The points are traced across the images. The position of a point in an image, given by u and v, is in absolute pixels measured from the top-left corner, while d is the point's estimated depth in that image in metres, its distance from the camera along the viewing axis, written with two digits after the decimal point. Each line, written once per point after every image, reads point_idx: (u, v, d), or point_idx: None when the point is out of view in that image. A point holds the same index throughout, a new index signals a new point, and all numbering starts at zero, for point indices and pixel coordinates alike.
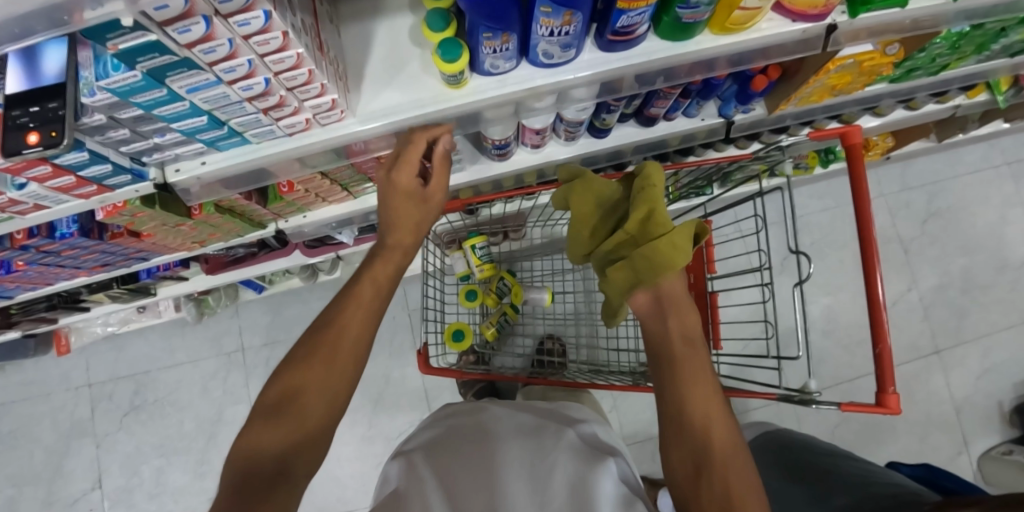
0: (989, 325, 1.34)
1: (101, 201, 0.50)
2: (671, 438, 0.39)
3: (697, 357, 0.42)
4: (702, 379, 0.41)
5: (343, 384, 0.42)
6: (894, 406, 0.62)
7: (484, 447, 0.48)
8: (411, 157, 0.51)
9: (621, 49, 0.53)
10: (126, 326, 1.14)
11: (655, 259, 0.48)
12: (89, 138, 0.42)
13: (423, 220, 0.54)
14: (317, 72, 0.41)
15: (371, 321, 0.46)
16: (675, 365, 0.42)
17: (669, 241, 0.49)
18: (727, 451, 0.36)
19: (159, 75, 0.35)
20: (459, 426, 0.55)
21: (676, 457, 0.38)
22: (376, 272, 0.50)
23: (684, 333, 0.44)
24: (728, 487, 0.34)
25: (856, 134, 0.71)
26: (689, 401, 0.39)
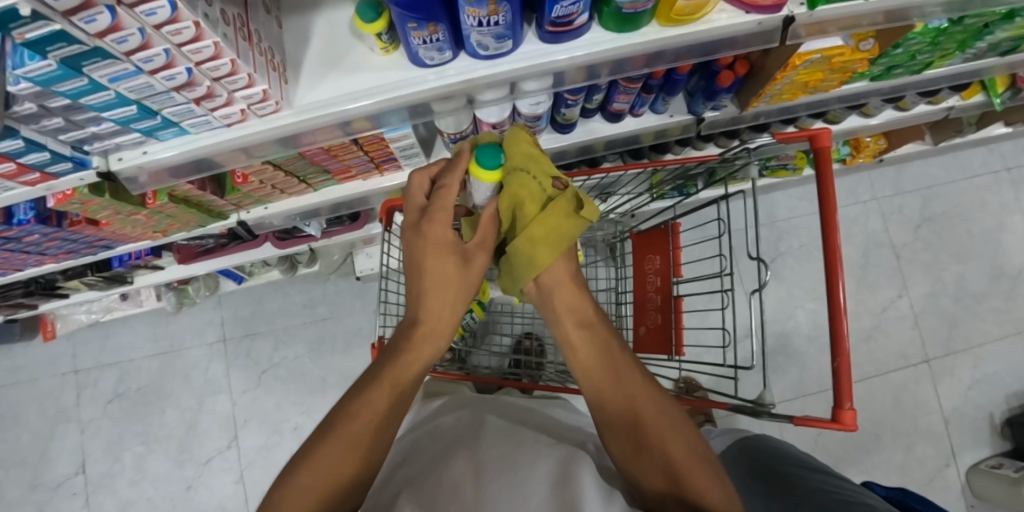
0: (982, 335, 1.30)
1: (48, 189, 0.51)
2: (608, 431, 0.44)
3: (597, 335, 0.50)
4: (609, 357, 0.49)
5: (360, 455, 0.41)
6: (849, 422, 0.60)
7: (467, 449, 0.49)
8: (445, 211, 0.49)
9: (566, 40, 0.52)
10: (109, 314, 1.18)
11: (525, 257, 0.51)
12: (24, 126, 0.43)
13: (461, 282, 0.50)
14: (240, 62, 0.41)
15: (398, 400, 0.46)
16: (588, 363, 0.49)
17: (529, 238, 0.50)
18: (655, 420, 0.43)
19: (75, 65, 0.36)
20: (445, 439, 0.54)
21: (617, 446, 0.43)
22: (400, 370, 0.47)
23: (580, 316, 0.51)
24: (667, 453, 0.40)
25: (825, 137, 0.67)
26: (608, 395, 0.46)
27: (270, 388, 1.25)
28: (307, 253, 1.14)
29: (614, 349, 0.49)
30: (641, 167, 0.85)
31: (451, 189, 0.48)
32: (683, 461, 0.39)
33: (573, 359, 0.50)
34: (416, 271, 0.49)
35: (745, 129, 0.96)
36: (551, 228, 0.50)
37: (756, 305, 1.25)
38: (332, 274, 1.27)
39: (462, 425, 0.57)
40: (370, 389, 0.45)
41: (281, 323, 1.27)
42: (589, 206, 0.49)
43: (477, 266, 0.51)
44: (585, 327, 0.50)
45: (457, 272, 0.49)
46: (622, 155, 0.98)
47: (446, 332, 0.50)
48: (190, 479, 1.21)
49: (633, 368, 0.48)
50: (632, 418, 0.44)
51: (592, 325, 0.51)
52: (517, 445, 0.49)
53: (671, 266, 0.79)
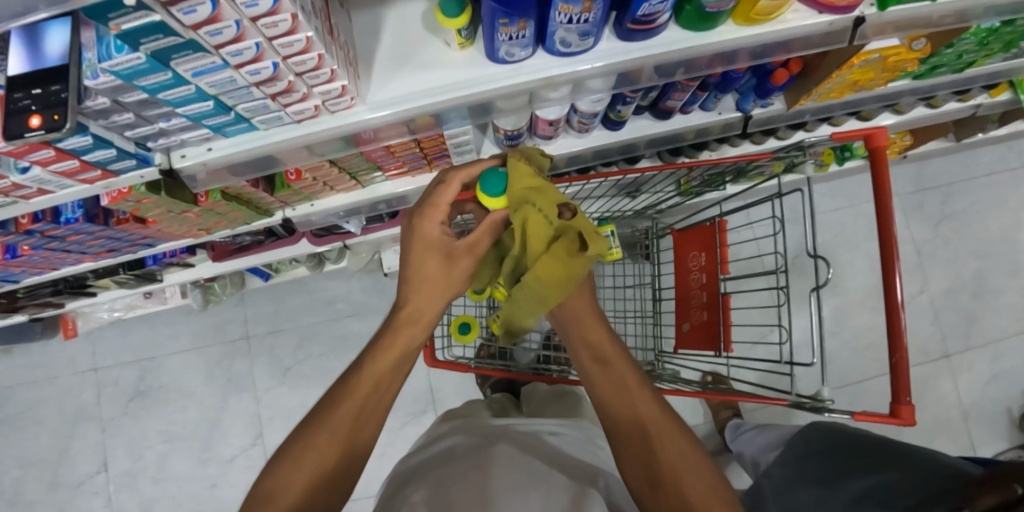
0: (1000, 330, 1.32)
1: (106, 186, 0.49)
2: (626, 466, 0.41)
3: (610, 366, 0.47)
4: (620, 384, 0.46)
5: (337, 448, 0.39)
6: (909, 417, 0.59)
7: (469, 469, 0.48)
8: (439, 203, 0.47)
9: (641, 39, 0.50)
10: (131, 312, 1.16)
11: (536, 293, 0.52)
12: (93, 122, 0.41)
13: (444, 279, 0.47)
14: (327, 57, 0.39)
15: (383, 391, 0.43)
16: (602, 394, 0.46)
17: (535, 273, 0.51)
18: (669, 451, 0.39)
19: (164, 57, 0.34)
20: (454, 462, 0.52)
21: (635, 486, 0.40)
22: (378, 365, 0.44)
23: (593, 348, 0.49)
24: (683, 488, 0.37)
25: (881, 136, 0.66)
26: (620, 425, 0.43)
27: (294, 385, 1.23)
28: (337, 250, 1.12)
29: (627, 376, 0.46)
30: (681, 167, 0.83)
31: (448, 187, 0.47)
32: (699, 496, 0.36)
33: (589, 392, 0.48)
34: (405, 262, 0.48)
35: (783, 127, 0.95)
36: (562, 263, 0.50)
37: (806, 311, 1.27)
38: (358, 270, 1.25)
39: (466, 449, 0.55)
40: (352, 382, 0.43)
41: (305, 320, 1.26)
42: (597, 243, 0.49)
43: (462, 267, 0.48)
44: (600, 360, 0.48)
45: (437, 269, 0.47)
46: (659, 153, 0.97)
47: (425, 324, 0.47)
48: (214, 477, 1.20)
49: (645, 394, 0.45)
50: (648, 449, 0.40)
51: (608, 358, 0.48)
52: (520, 469, 0.48)
53: (718, 263, 0.79)
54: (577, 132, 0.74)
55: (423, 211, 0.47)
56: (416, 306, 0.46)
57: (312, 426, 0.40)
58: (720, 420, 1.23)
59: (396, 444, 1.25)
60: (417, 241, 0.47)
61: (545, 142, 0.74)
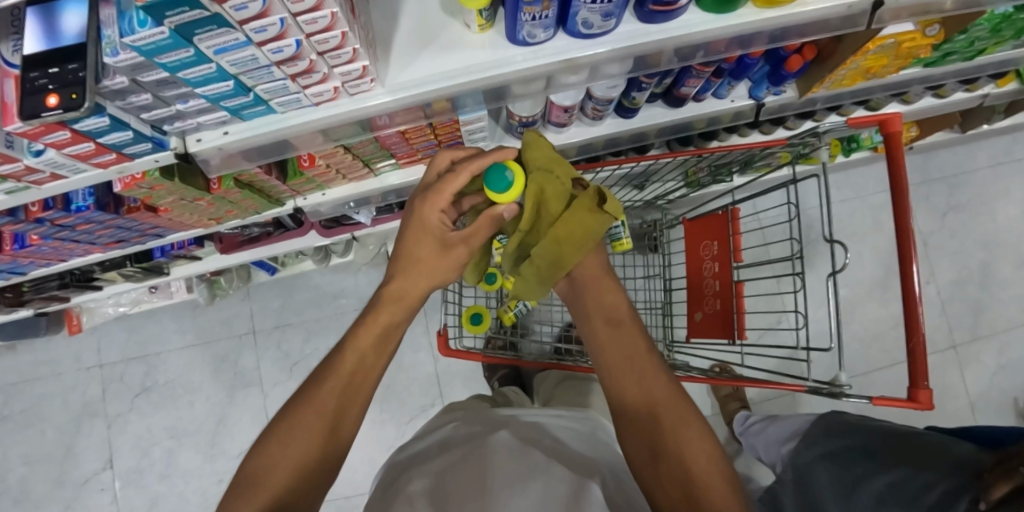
0: (1005, 321, 1.37)
1: (119, 171, 0.48)
2: (628, 434, 0.42)
3: (623, 336, 0.49)
4: (632, 354, 0.47)
5: (326, 425, 0.41)
6: (926, 401, 0.59)
7: (463, 459, 0.48)
8: (444, 191, 0.47)
9: (661, 21, 0.50)
10: (137, 307, 1.15)
11: (553, 255, 0.53)
12: (110, 103, 0.40)
13: (436, 264, 0.51)
14: (350, 35, 0.39)
15: (367, 370, 0.45)
16: (612, 363, 0.47)
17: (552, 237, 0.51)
18: (673, 424, 0.40)
19: (187, 33, 0.33)
20: (458, 454, 0.50)
21: (636, 454, 0.41)
22: (359, 344, 0.47)
23: (608, 319, 0.50)
24: (687, 466, 0.36)
25: (896, 122, 0.66)
26: (630, 394, 0.44)
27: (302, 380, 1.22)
28: (344, 243, 1.11)
29: (643, 353, 0.47)
30: (689, 155, 0.83)
31: (458, 176, 0.46)
32: (700, 471, 0.36)
33: (598, 360, 0.49)
34: (403, 237, 0.51)
35: (793, 116, 0.95)
36: (577, 225, 0.50)
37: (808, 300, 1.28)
38: (365, 264, 1.24)
39: (462, 437, 0.55)
40: (336, 368, 0.44)
41: (313, 314, 1.25)
42: (612, 201, 0.49)
43: (456, 255, 0.51)
44: (615, 328, 0.49)
45: (433, 254, 0.50)
46: (669, 142, 0.96)
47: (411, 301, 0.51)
48: (222, 472, 1.19)
49: (657, 368, 0.46)
50: (652, 420, 0.41)
51: (622, 327, 0.49)
52: (515, 452, 0.49)
53: (730, 252, 0.78)
54: (590, 120, 0.74)
55: (428, 196, 0.48)
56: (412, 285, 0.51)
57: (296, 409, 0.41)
58: (728, 411, 1.23)
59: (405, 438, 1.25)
60: (416, 223, 0.49)
61: (559, 129, 0.74)
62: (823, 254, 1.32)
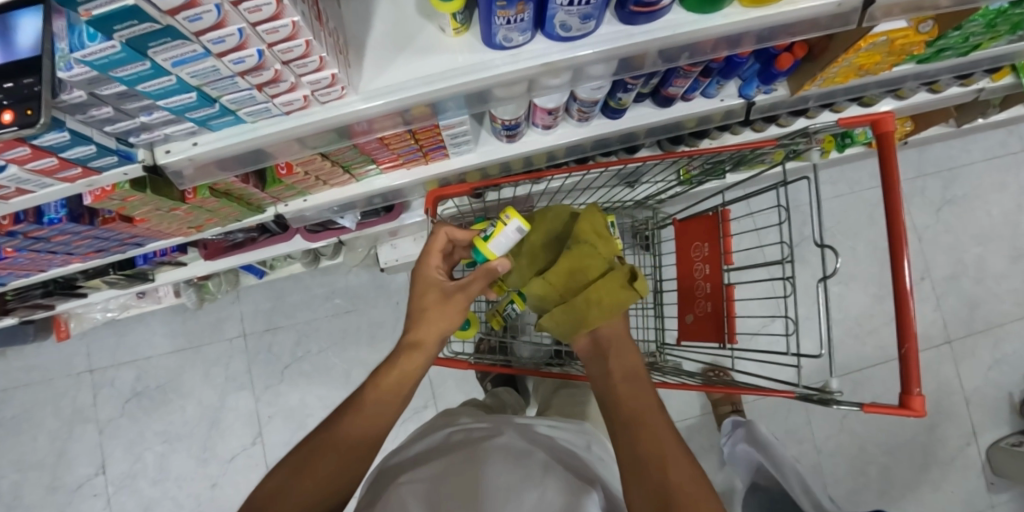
0: (1001, 315, 1.38)
1: (88, 185, 0.47)
2: (634, 484, 0.39)
3: (637, 389, 0.48)
4: (646, 406, 0.46)
5: (361, 437, 0.44)
6: (921, 409, 0.58)
7: (459, 460, 0.47)
8: (433, 251, 0.58)
9: (644, 22, 0.48)
10: (125, 311, 1.14)
11: (575, 313, 0.54)
12: (70, 117, 0.38)
13: (440, 318, 0.54)
14: (315, 43, 0.37)
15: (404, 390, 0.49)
16: (624, 412, 0.46)
17: (586, 297, 0.53)
18: (683, 481, 0.38)
19: (140, 46, 0.32)
20: (452, 456, 0.49)
21: (641, 505, 0.38)
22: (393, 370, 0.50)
23: (623, 371, 0.50)
24: None
25: (889, 122, 0.65)
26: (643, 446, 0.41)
27: (295, 382, 1.22)
28: (332, 245, 1.09)
29: (653, 407, 0.46)
30: (678, 156, 0.81)
31: (436, 237, 0.59)
32: None
33: (611, 406, 0.47)
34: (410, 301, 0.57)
35: (785, 114, 0.94)
36: (609, 291, 0.52)
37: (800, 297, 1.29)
38: (356, 265, 1.23)
39: (458, 443, 0.54)
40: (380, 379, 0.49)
41: (304, 316, 1.24)
42: (641, 281, 0.52)
43: (456, 304, 0.55)
44: (630, 381, 0.49)
45: (436, 303, 0.55)
46: (659, 141, 0.94)
47: (426, 348, 0.52)
48: (215, 477, 1.19)
49: (666, 424, 0.44)
50: (660, 473, 0.39)
51: (636, 380, 0.49)
52: (515, 457, 0.48)
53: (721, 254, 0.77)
54: (576, 121, 0.72)
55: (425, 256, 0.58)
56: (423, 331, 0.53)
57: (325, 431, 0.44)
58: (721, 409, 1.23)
59: (398, 439, 1.25)
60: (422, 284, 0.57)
61: (545, 131, 0.72)
62: (813, 255, 1.32)
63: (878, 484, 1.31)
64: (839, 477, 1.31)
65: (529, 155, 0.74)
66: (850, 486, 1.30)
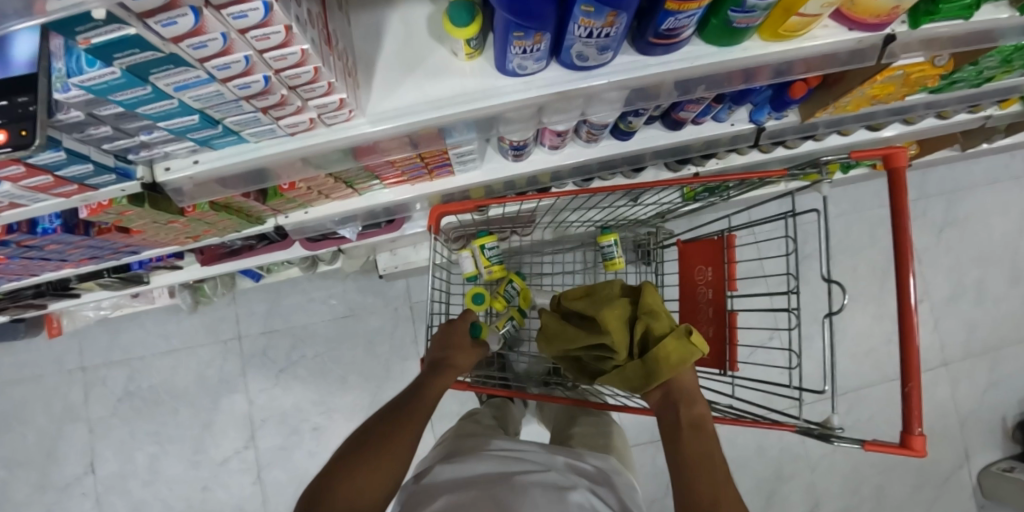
0: (998, 339, 1.38)
1: (84, 199, 0.46)
2: None
3: (699, 438, 0.50)
4: (706, 453, 0.48)
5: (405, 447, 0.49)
6: (922, 448, 0.58)
7: (486, 491, 0.45)
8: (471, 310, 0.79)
9: (662, 53, 0.47)
10: (118, 311, 1.12)
11: (648, 369, 0.56)
12: (67, 136, 0.37)
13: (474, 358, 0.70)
14: (323, 70, 0.36)
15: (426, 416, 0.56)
16: (684, 456, 0.48)
17: (655, 354, 0.55)
18: None
19: (142, 72, 0.31)
20: (484, 481, 0.47)
21: None
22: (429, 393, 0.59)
23: (691, 421, 0.52)
24: None
25: (901, 156, 0.63)
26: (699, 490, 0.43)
27: (289, 386, 1.21)
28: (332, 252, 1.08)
29: (716, 456, 0.47)
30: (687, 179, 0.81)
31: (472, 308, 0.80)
32: None
33: (672, 449, 0.50)
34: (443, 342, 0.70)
35: (794, 137, 0.93)
36: (675, 349, 0.55)
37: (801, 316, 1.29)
38: (353, 270, 1.22)
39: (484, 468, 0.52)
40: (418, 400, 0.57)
41: (299, 320, 1.23)
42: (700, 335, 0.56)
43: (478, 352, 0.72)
44: (694, 430, 0.51)
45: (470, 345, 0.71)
46: (667, 163, 0.93)
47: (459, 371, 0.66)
48: (206, 479, 1.18)
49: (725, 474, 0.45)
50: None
51: (700, 429, 0.51)
52: (551, 493, 0.45)
53: (726, 280, 0.76)
54: (584, 142, 0.71)
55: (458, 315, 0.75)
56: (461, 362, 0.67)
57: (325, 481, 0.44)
58: None
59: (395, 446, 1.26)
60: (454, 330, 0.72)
61: (552, 150, 0.71)
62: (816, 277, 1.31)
63: (870, 504, 1.31)
64: (831, 497, 1.31)
65: (535, 173, 0.73)
66: (841, 506, 1.31)
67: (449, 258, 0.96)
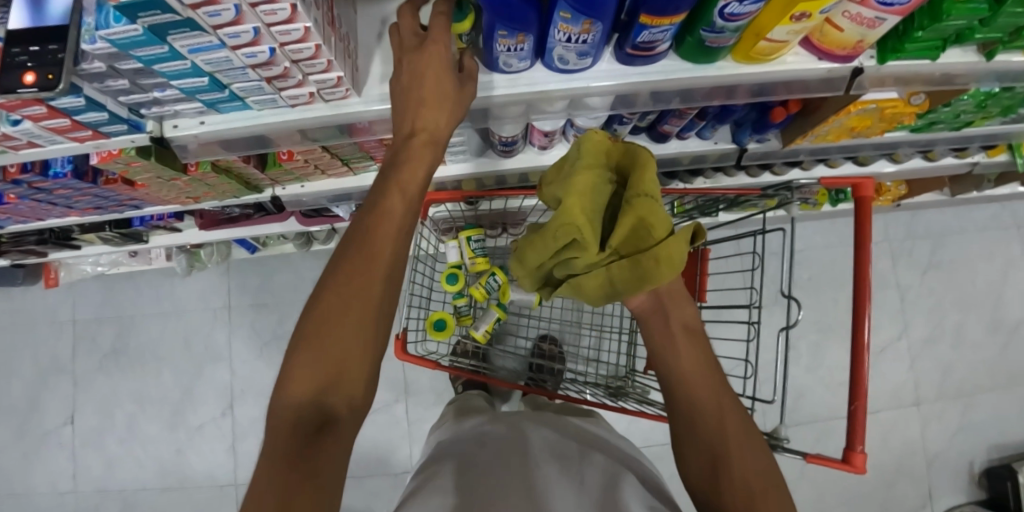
0: (972, 384, 1.40)
1: (96, 146, 0.50)
2: (689, 439, 0.44)
3: (694, 346, 0.48)
4: (703, 364, 0.47)
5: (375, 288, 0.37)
6: (860, 465, 0.61)
7: (499, 451, 0.50)
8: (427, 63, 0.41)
9: (641, 64, 0.51)
10: (115, 268, 1.16)
11: (638, 275, 0.43)
12: (87, 84, 0.41)
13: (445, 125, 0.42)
14: (324, 48, 0.40)
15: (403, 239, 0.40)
16: (683, 370, 0.47)
17: (653, 257, 0.42)
18: (738, 437, 0.43)
19: (161, 32, 0.35)
20: (495, 445, 0.52)
21: (695, 459, 0.44)
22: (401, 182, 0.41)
23: (684, 325, 0.49)
24: (744, 472, 0.41)
25: (869, 187, 0.67)
26: (703, 404, 0.45)
27: (272, 360, 1.24)
28: (326, 232, 1.12)
29: (708, 361, 0.48)
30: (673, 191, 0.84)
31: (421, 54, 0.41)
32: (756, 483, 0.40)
33: (669, 362, 0.48)
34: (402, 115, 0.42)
35: (780, 163, 0.97)
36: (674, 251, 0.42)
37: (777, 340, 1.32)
38: None
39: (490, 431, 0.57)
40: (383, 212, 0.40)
41: (288, 297, 1.26)
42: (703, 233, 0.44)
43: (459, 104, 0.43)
44: (688, 334, 0.49)
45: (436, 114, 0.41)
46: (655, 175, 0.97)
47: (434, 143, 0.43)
48: (182, 442, 1.21)
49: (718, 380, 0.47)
50: (718, 430, 0.43)
51: (694, 335, 0.49)
52: (559, 454, 0.50)
53: (696, 291, 0.80)
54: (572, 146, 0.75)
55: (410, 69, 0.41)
56: (412, 170, 0.41)
57: (317, 330, 0.34)
58: None
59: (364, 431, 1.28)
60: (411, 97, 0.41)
61: (541, 151, 0.75)
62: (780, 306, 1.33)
63: None
64: None
65: (524, 172, 0.77)
66: None
67: (436, 248, 0.99)
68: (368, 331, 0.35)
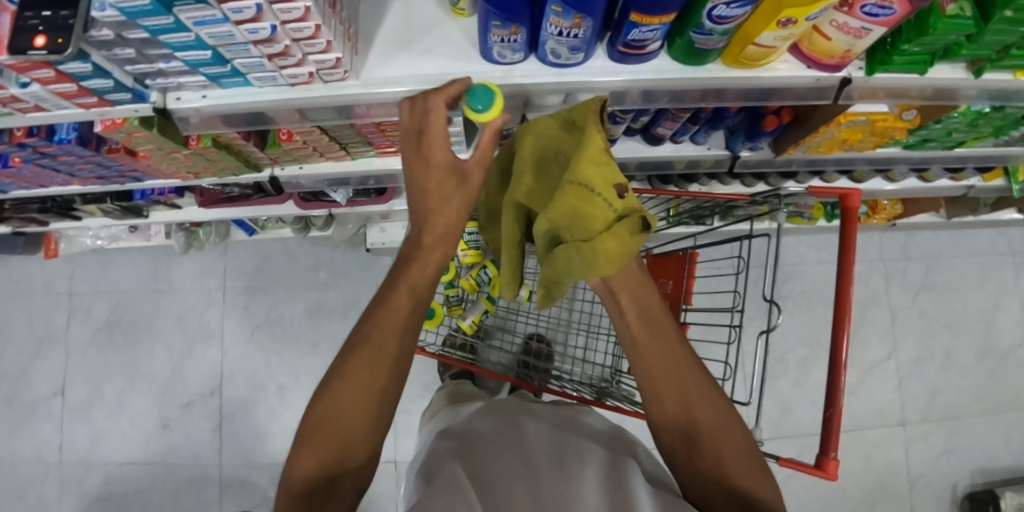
0: (959, 407, 1.40)
1: (100, 113, 0.51)
2: (658, 429, 0.41)
3: (656, 330, 0.43)
4: (666, 346, 0.43)
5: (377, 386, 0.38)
6: (833, 472, 0.61)
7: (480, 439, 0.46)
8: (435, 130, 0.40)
9: (633, 63, 0.52)
10: (114, 242, 1.17)
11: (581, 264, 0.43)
12: (95, 51, 0.42)
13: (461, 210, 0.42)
14: (323, 28, 0.42)
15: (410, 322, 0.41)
16: (646, 363, 0.42)
17: (589, 249, 0.41)
18: (714, 423, 0.39)
19: (167, 2, 0.36)
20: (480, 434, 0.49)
21: (670, 445, 0.41)
22: (413, 280, 0.41)
23: (641, 310, 0.44)
24: (723, 458, 0.37)
25: (855, 198, 0.68)
26: (665, 397, 0.41)
27: (263, 343, 1.25)
28: (324, 218, 1.13)
29: (671, 339, 0.43)
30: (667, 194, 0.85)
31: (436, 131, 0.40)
32: (738, 469, 0.37)
33: (628, 353, 0.44)
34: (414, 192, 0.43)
35: (774, 173, 0.98)
36: (612, 241, 0.40)
37: (761, 346, 1.32)
38: (343, 241, 1.27)
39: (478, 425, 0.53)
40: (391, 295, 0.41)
41: (284, 281, 1.28)
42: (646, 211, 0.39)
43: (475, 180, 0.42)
44: (644, 318, 0.44)
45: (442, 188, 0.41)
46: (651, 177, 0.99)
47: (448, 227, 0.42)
48: (168, 419, 1.22)
49: (692, 360, 0.42)
50: (687, 415, 0.40)
51: (654, 318, 0.44)
52: (548, 439, 0.46)
53: (682, 293, 0.81)
54: None
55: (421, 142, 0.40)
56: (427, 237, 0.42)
57: (323, 424, 0.36)
58: None
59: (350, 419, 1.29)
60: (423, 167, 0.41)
61: None
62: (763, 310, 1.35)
63: None
64: None
65: None
66: None
67: None
68: (368, 411, 0.37)
